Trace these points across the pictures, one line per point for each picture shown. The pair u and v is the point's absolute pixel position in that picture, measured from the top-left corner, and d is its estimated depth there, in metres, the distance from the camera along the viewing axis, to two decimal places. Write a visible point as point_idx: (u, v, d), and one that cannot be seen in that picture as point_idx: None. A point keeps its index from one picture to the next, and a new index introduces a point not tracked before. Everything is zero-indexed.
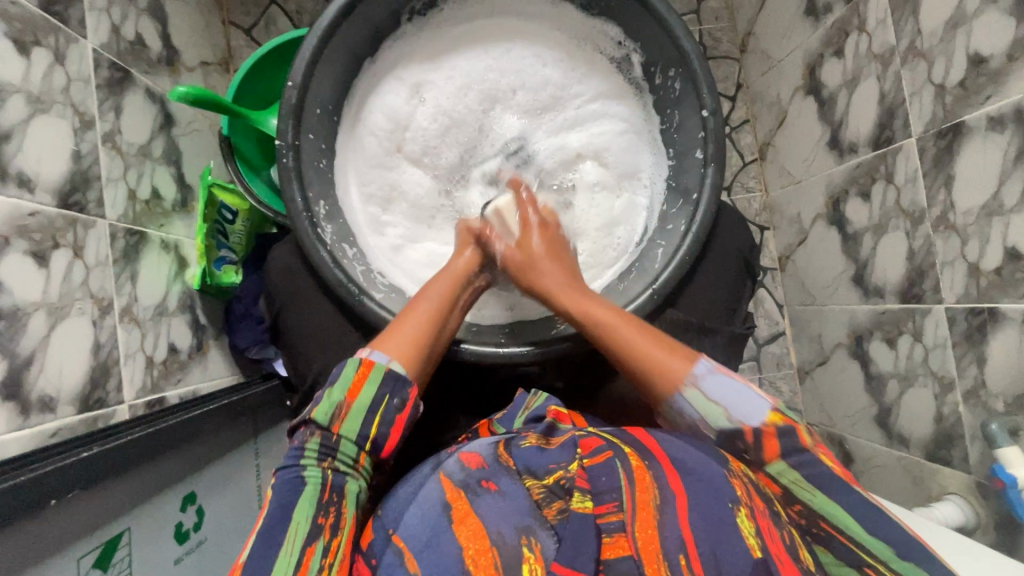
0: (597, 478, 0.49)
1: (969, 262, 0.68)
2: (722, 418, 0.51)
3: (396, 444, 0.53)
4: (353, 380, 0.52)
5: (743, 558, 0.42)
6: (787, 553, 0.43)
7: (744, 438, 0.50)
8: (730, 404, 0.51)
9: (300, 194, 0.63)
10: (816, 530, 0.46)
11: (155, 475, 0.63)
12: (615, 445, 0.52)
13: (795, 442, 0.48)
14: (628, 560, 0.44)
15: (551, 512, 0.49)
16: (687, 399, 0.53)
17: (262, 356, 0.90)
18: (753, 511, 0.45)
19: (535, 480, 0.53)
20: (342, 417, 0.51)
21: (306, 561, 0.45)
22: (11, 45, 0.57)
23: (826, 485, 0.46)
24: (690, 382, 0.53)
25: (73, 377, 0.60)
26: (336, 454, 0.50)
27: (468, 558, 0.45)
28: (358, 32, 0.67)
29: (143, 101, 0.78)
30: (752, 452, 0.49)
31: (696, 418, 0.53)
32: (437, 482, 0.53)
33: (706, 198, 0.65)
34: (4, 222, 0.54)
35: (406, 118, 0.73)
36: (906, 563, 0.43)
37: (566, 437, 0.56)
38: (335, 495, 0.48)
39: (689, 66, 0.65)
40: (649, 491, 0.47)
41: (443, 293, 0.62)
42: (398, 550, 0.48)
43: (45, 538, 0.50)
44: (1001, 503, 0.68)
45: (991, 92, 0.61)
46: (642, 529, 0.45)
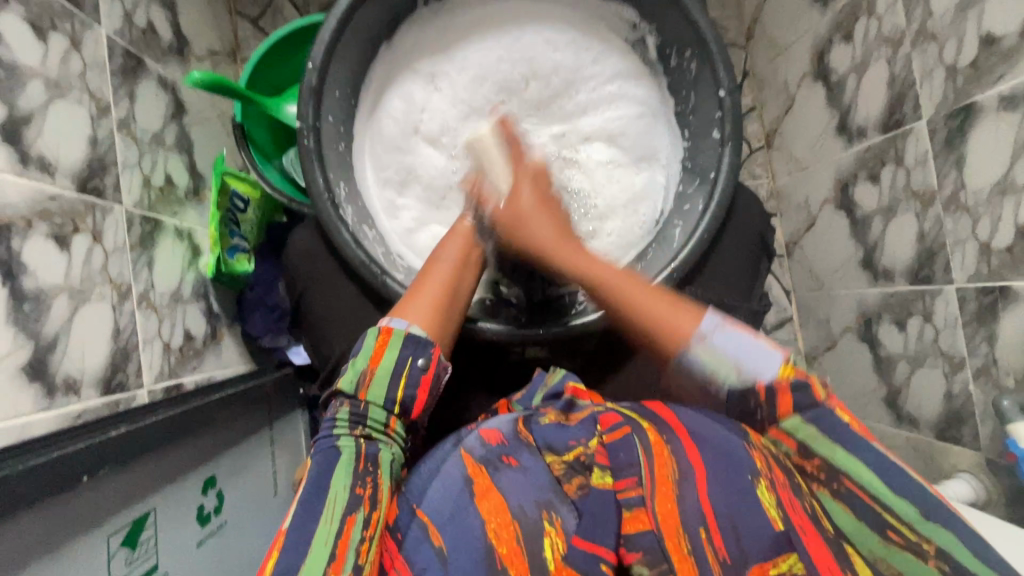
0: (616, 453, 0.51)
1: (980, 242, 0.68)
2: (733, 373, 0.48)
3: (424, 405, 0.53)
4: (374, 348, 0.53)
5: (765, 530, 0.42)
6: (809, 521, 0.42)
7: (757, 396, 0.47)
8: (743, 359, 0.48)
9: (321, 175, 0.64)
10: (833, 485, 0.44)
11: (178, 457, 0.64)
12: (634, 419, 0.53)
13: (808, 396, 0.45)
14: (648, 535, 0.46)
15: (572, 488, 0.51)
16: (694, 355, 0.51)
17: (276, 345, 0.90)
18: (774, 482, 0.44)
19: (557, 455, 0.54)
20: (368, 383, 0.52)
21: (347, 530, 0.45)
22: (30, 29, 0.57)
23: (844, 437, 0.43)
24: (698, 337, 0.51)
25: (94, 362, 0.60)
26: (366, 421, 0.51)
27: (490, 531, 0.47)
28: (376, 18, 0.68)
29: (156, 89, 0.78)
30: (762, 404, 0.47)
31: (702, 373, 0.50)
32: (459, 458, 0.53)
33: (724, 177, 0.66)
34: (26, 205, 0.54)
35: (422, 102, 0.74)
36: (929, 523, 0.40)
37: (584, 414, 0.57)
38: (370, 465, 0.49)
39: (706, 48, 0.65)
40: (668, 465, 0.48)
41: (455, 255, 0.64)
42: (422, 524, 0.48)
43: (72, 516, 0.50)
44: (1012, 479, 0.69)
45: (1002, 71, 0.62)
46: (662, 504, 0.46)
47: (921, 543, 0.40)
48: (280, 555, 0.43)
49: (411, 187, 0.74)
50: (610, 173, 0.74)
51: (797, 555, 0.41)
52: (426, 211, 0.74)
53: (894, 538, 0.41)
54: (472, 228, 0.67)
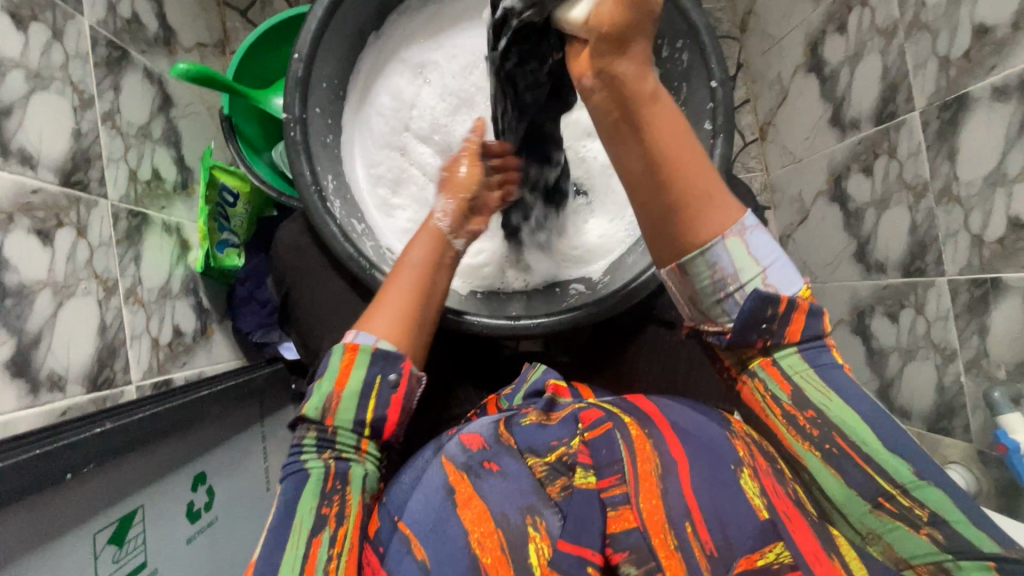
0: (598, 450, 0.49)
1: (971, 234, 0.68)
2: (760, 279, 0.45)
3: (396, 423, 0.54)
4: (340, 369, 0.52)
5: (750, 520, 0.42)
6: (793, 506, 0.43)
7: (777, 305, 0.44)
8: (771, 268, 0.45)
9: (308, 167, 0.63)
10: (827, 446, 0.44)
11: (166, 454, 0.63)
12: (614, 415, 0.52)
13: (818, 329, 0.45)
14: (635, 532, 0.44)
15: (555, 489, 0.50)
16: (727, 249, 0.44)
17: (267, 340, 0.88)
18: (756, 471, 0.45)
19: (538, 458, 0.52)
20: (335, 408, 0.52)
21: (313, 552, 0.46)
22: (9, 19, 0.56)
23: (841, 389, 0.44)
24: (738, 229, 0.44)
25: (80, 358, 0.59)
26: (336, 444, 0.51)
27: (473, 541, 0.46)
28: (364, 8, 0.67)
29: (141, 81, 0.77)
30: (777, 328, 0.45)
31: (724, 272, 0.44)
32: (439, 465, 0.53)
33: (716, 169, 0.65)
34: (8, 199, 0.53)
35: (411, 99, 0.73)
36: (922, 487, 0.42)
37: (566, 412, 0.56)
38: (338, 483, 0.49)
39: (698, 38, 0.64)
40: (650, 460, 0.47)
41: (425, 258, 0.59)
42: (405, 537, 0.48)
43: (56, 514, 0.50)
44: (1002, 470, 0.69)
45: (995, 62, 0.61)
46: (645, 499, 0.45)
47: (914, 508, 0.42)
48: (256, 570, 0.45)
49: (406, 185, 0.74)
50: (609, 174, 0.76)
51: (784, 543, 0.40)
52: (421, 210, 0.73)
53: (886, 506, 0.42)
54: (443, 229, 0.61)
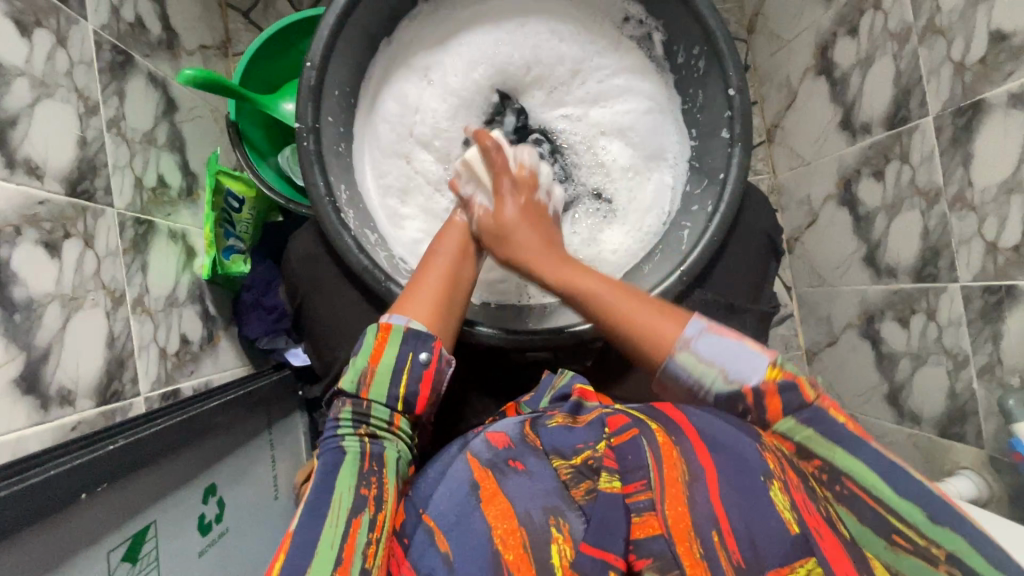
0: (624, 455, 0.47)
1: (986, 240, 0.68)
2: (719, 378, 0.49)
3: (428, 399, 0.53)
4: (375, 345, 0.52)
5: (780, 534, 0.39)
6: (824, 522, 0.40)
7: (745, 400, 0.47)
8: (726, 363, 0.48)
9: (321, 177, 0.62)
10: (837, 487, 0.44)
11: (177, 467, 0.63)
12: (641, 420, 0.49)
13: (800, 400, 0.46)
14: (659, 540, 0.42)
15: (579, 492, 0.49)
16: (679, 363, 0.50)
17: (274, 347, 0.87)
18: (787, 485, 0.42)
19: (564, 459, 0.52)
20: (369, 382, 0.51)
21: (352, 532, 0.44)
22: (13, 26, 0.55)
23: (842, 440, 0.44)
24: (682, 344, 0.50)
25: (89, 371, 0.58)
26: (370, 419, 0.50)
27: (496, 537, 0.46)
28: (375, 14, 0.66)
29: (145, 85, 0.76)
30: (756, 415, 0.47)
31: (689, 381, 0.50)
32: (465, 461, 0.53)
33: (734, 178, 0.65)
34: (14, 212, 0.52)
35: (416, 103, 0.72)
36: (940, 528, 0.40)
37: (592, 416, 0.55)
38: (375, 464, 0.48)
39: (715, 45, 0.64)
40: (678, 465, 0.44)
41: (454, 247, 0.63)
42: (429, 529, 0.49)
43: (71, 534, 0.49)
44: (1014, 476, 0.69)
45: (1012, 68, 0.61)
46: (672, 506, 0.43)
47: (930, 547, 0.40)
48: (287, 560, 0.42)
49: (412, 193, 0.73)
50: (629, 178, 0.73)
51: (816, 559, 0.38)
52: (429, 221, 0.72)
53: (903, 544, 0.41)
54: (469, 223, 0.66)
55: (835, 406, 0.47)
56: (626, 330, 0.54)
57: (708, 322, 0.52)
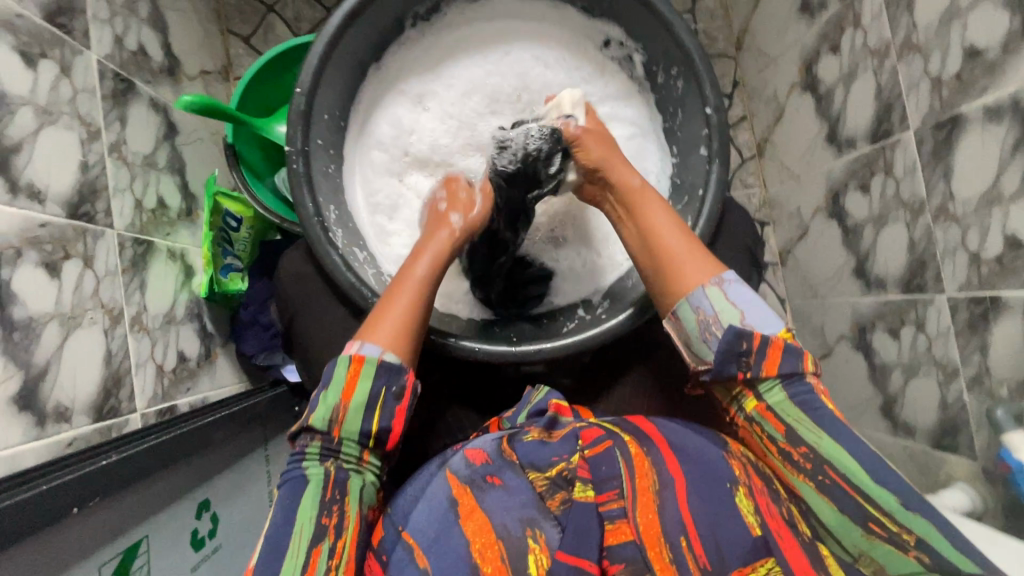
0: (597, 467, 0.51)
1: (969, 252, 0.69)
2: (736, 319, 0.50)
3: (400, 434, 0.53)
4: (346, 380, 0.52)
5: (743, 538, 0.43)
6: (784, 525, 0.44)
7: (750, 340, 0.49)
8: (748, 311, 0.50)
9: (311, 198, 0.64)
10: (819, 477, 0.46)
11: (170, 484, 0.64)
12: (615, 434, 0.53)
13: (797, 366, 0.48)
14: (630, 545, 0.46)
15: (555, 503, 0.51)
16: (706, 295, 0.51)
17: (270, 363, 0.89)
18: (752, 489, 0.46)
19: (539, 471, 0.53)
20: (341, 419, 0.51)
21: (313, 561, 0.46)
22: (18, 58, 0.58)
23: (826, 424, 0.46)
24: (716, 282, 0.52)
25: (86, 389, 0.60)
26: (338, 453, 0.51)
27: (473, 550, 0.47)
28: (362, 41, 0.68)
29: (147, 111, 0.78)
30: (754, 361, 0.49)
31: (706, 315, 0.51)
32: (443, 478, 0.53)
33: (713, 194, 0.66)
34: (16, 234, 0.54)
35: (410, 125, 0.75)
36: (910, 514, 0.43)
37: (567, 430, 0.56)
38: (337, 493, 0.49)
39: (692, 64, 0.65)
40: (648, 476, 0.49)
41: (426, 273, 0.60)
42: (408, 545, 0.49)
43: (63, 549, 0.50)
44: (1007, 488, 0.69)
45: (987, 83, 0.62)
46: (643, 514, 0.47)
47: (902, 534, 0.43)
48: None
49: (403, 211, 0.75)
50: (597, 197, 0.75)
51: (775, 559, 0.42)
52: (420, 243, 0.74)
53: (877, 531, 0.44)
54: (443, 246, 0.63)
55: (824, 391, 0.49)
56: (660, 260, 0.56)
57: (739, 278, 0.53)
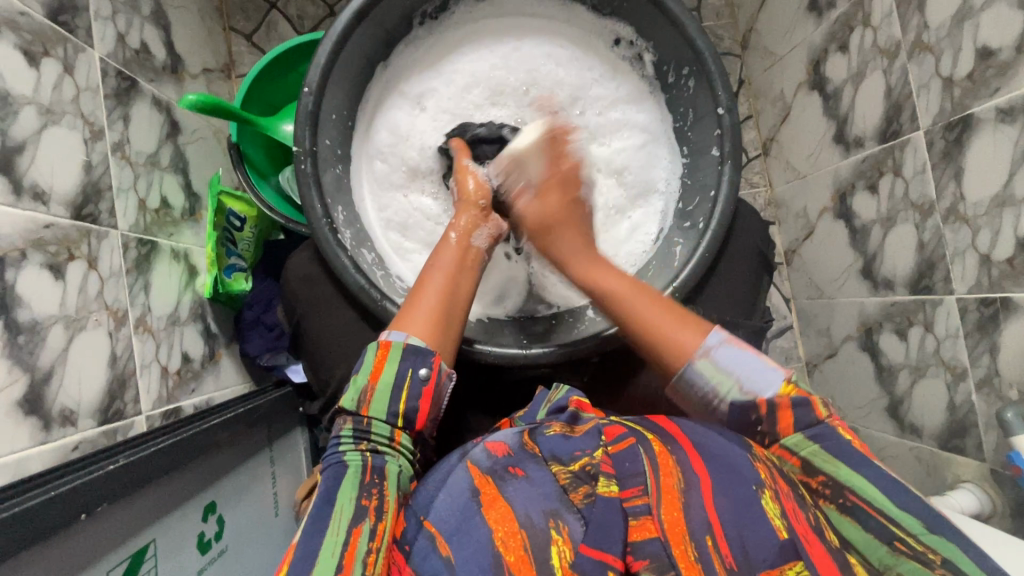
0: (621, 463, 0.49)
1: (979, 253, 0.68)
2: (734, 389, 0.51)
3: (428, 414, 0.53)
4: (374, 363, 0.52)
5: (770, 540, 0.42)
6: (811, 531, 0.42)
7: (758, 409, 0.50)
8: (743, 375, 0.51)
9: (319, 201, 0.63)
10: (841, 500, 0.44)
11: (176, 487, 0.63)
12: (638, 431, 0.52)
13: (811, 418, 0.48)
14: (655, 541, 0.44)
15: (578, 496, 0.49)
16: (698, 369, 0.52)
17: (274, 364, 0.88)
18: (777, 493, 0.44)
19: (562, 465, 0.52)
20: (369, 399, 0.52)
21: (352, 541, 0.44)
22: (21, 56, 0.57)
23: (846, 456, 0.45)
24: (702, 352, 0.52)
25: (92, 392, 0.59)
26: (371, 435, 0.51)
27: (496, 539, 0.46)
28: (371, 40, 0.68)
29: (150, 110, 0.78)
30: (767, 428, 0.49)
31: (706, 389, 0.53)
32: (465, 470, 0.53)
33: (724, 195, 0.65)
34: (20, 236, 0.53)
35: (407, 130, 0.73)
36: (933, 536, 0.41)
37: (588, 425, 0.55)
38: (376, 477, 0.49)
39: (703, 65, 0.65)
40: (673, 474, 0.47)
41: (450, 261, 0.61)
42: (430, 535, 0.48)
43: (71, 555, 0.50)
44: (1015, 490, 0.69)
45: (999, 84, 0.62)
46: (668, 512, 0.45)
47: (927, 554, 0.41)
48: (291, 565, 0.43)
49: (413, 228, 0.74)
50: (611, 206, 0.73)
51: (803, 562, 0.41)
52: None
53: (903, 549, 0.41)
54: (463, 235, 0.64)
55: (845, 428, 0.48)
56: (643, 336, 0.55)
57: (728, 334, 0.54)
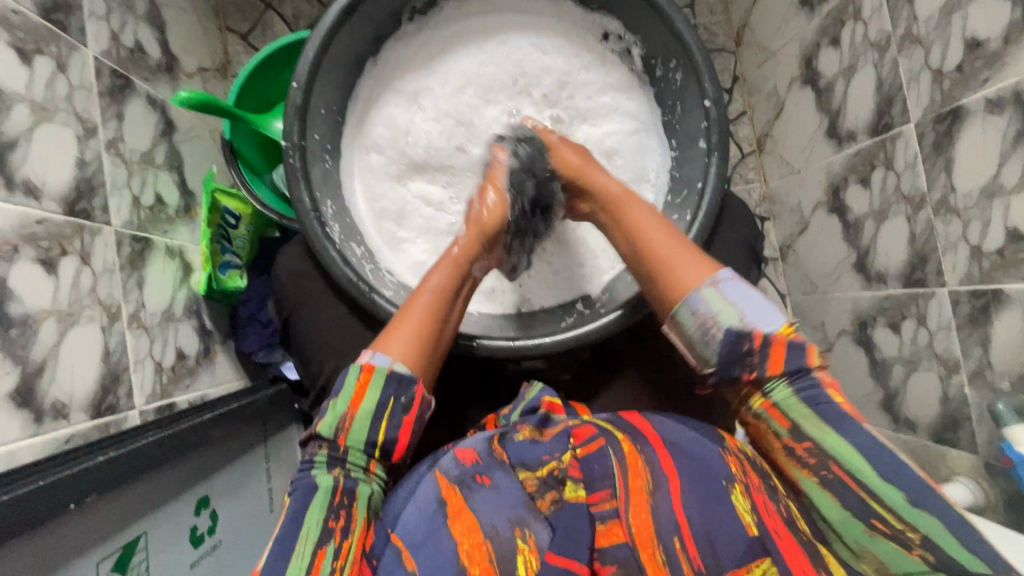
0: (591, 466, 0.52)
1: (971, 245, 0.68)
2: (736, 319, 0.50)
3: (406, 447, 0.53)
4: (356, 388, 0.51)
5: (739, 539, 0.44)
6: (782, 522, 0.45)
7: (752, 339, 0.49)
8: (747, 308, 0.50)
9: (307, 194, 0.64)
10: (824, 472, 0.46)
11: (168, 481, 0.63)
12: (608, 432, 0.54)
13: (803, 363, 0.48)
14: (625, 546, 0.48)
15: (545, 503, 0.52)
16: (702, 297, 0.51)
17: (270, 360, 0.89)
18: (748, 488, 0.47)
19: (529, 471, 0.54)
20: (348, 427, 0.51)
21: (318, 562, 0.45)
22: (14, 53, 0.57)
23: (836, 423, 0.46)
24: (709, 282, 0.52)
25: (84, 385, 0.60)
26: (347, 463, 0.50)
27: (462, 551, 0.47)
28: (360, 35, 0.68)
29: (144, 107, 0.78)
30: (757, 362, 0.49)
31: (705, 317, 0.51)
32: (432, 479, 0.52)
33: (711, 187, 0.66)
34: (13, 231, 0.54)
35: (405, 125, 0.74)
36: (917, 511, 0.42)
37: (558, 428, 0.57)
38: (347, 498, 0.48)
39: (691, 58, 0.65)
40: (643, 476, 0.50)
41: (444, 284, 0.60)
42: (397, 549, 0.48)
43: (58, 546, 0.50)
44: (1008, 482, 0.68)
45: (988, 75, 0.62)
46: (636, 515, 0.48)
47: (907, 532, 0.43)
48: None
49: (409, 218, 0.74)
50: None
51: (770, 560, 0.43)
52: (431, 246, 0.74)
53: (880, 527, 0.44)
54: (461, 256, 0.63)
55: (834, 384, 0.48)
56: (654, 263, 0.56)
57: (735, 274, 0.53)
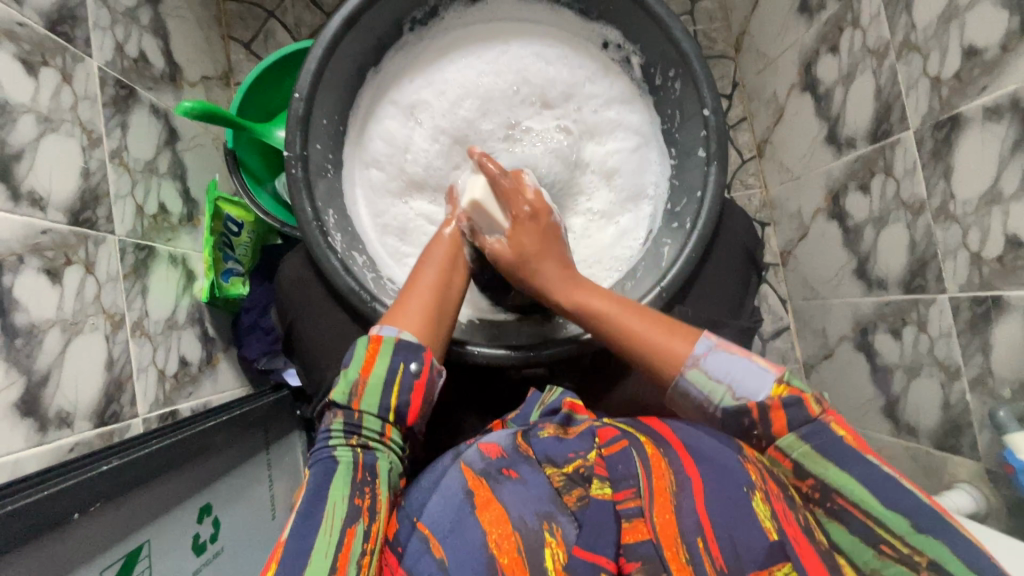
0: (615, 465, 0.51)
1: (971, 251, 0.68)
2: (727, 396, 0.50)
3: (418, 411, 0.53)
4: (366, 357, 0.52)
5: (759, 541, 0.42)
6: (801, 533, 0.42)
7: (750, 414, 0.48)
8: (734, 380, 0.49)
9: (309, 204, 0.65)
10: (829, 503, 0.44)
11: (171, 489, 0.64)
12: (631, 435, 0.53)
13: (805, 415, 0.46)
14: (648, 543, 0.46)
15: (572, 499, 0.51)
16: (689, 379, 0.51)
17: (271, 368, 0.89)
18: (768, 495, 0.44)
19: (556, 467, 0.53)
20: (360, 394, 0.51)
21: (347, 542, 0.45)
22: (20, 65, 0.58)
23: (839, 457, 0.44)
24: (692, 361, 0.52)
25: (88, 394, 0.60)
26: (361, 430, 0.50)
27: (491, 541, 0.46)
28: (361, 46, 0.69)
29: (148, 117, 0.79)
30: (761, 430, 0.47)
31: (699, 399, 0.51)
32: (459, 471, 0.53)
33: (711, 196, 0.66)
34: (18, 241, 0.55)
35: (405, 142, 0.74)
36: (922, 537, 0.41)
37: (582, 428, 0.57)
38: (369, 475, 0.48)
39: (689, 67, 0.66)
40: (666, 477, 0.49)
41: (443, 259, 0.64)
42: (423, 536, 0.48)
43: (62, 554, 0.50)
44: (1011, 489, 0.68)
45: (987, 82, 0.62)
46: (661, 514, 0.47)
47: (914, 556, 0.41)
48: (280, 564, 0.43)
49: (411, 234, 0.75)
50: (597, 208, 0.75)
51: (792, 564, 0.41)
52: None
53: (889, 552, 0.42)
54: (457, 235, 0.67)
55: (840, 420, 0.47)
56: (634, 357, 0.56)
57: (717, 339, 0.53)
